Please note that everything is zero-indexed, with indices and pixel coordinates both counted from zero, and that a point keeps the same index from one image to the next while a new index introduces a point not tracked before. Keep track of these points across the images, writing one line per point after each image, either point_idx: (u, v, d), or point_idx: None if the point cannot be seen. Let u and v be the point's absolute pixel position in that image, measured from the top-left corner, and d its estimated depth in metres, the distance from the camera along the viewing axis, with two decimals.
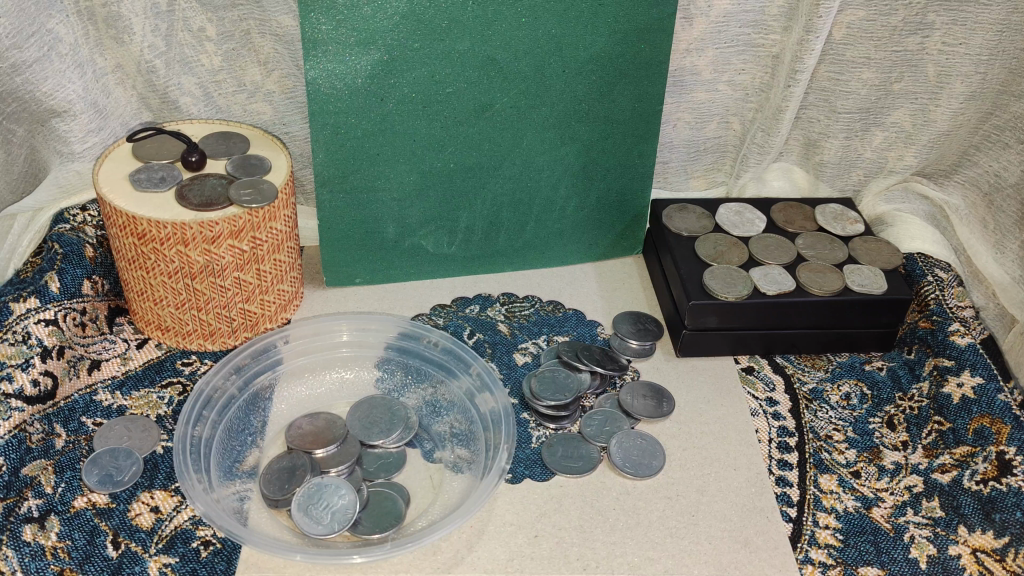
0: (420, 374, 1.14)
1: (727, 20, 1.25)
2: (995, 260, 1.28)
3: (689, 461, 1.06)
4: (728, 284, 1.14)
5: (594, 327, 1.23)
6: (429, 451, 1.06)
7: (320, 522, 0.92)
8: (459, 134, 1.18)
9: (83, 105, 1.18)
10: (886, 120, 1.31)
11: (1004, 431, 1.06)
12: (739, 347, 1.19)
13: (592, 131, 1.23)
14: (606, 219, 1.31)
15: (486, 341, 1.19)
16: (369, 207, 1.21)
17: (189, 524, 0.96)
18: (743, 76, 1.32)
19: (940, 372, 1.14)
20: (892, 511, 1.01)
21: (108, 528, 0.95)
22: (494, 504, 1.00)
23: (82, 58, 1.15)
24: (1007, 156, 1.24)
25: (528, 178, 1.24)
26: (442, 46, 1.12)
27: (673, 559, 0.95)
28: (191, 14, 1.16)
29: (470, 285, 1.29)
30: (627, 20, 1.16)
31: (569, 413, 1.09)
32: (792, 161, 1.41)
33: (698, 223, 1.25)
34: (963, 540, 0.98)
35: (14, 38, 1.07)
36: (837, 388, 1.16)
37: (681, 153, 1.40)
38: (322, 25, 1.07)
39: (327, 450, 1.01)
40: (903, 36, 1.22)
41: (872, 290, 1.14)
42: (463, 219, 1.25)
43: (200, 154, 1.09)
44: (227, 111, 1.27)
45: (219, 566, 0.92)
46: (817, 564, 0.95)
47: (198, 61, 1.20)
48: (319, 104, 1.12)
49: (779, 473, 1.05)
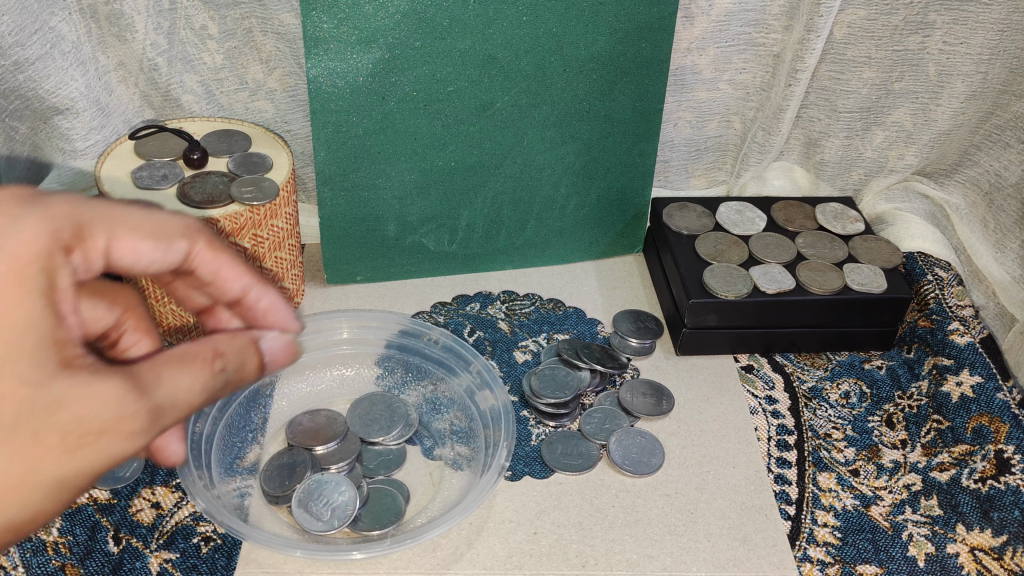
0: (420, 371, 1.14)
1: (727, 19, 1.25)
2: (995, 259, 1.28)
3: (689, 459, 1.06)
4: (728, 282, 1.14)
5: (595, 325, 1.23)
6: (429, 448, 1.07)
7: (320, 518, 0.93)
8: (459, 132, 1.19)
9: (85, 103, 1.18)
10: (886, 119, 1.31)
11: (1003, 429, 1.06)
12: (739, 345, 1.19)
13: (592, 130, 1.23)
14: (607, 218, 1.31)
15: (486, 339, 1.20)
16: (370, 205, 1.22)
17: (190, 520, 0.96)
18: (744, 75, 1.32)
19: (939, 371, 1.14)
20: (890, 509, 1.02)
21: (109, 524, 0.95)
22: (494, 500, 1.00)
23: (85, 56, 1.16)
24: (1007, 155, 1.24)
25: (529, 176, 1.24)
26: (442, 44, 1.12)
27: (672, 556, 0.95)
28: (194, 12, 1.16)
29: (470, 283, 1.29)
30: (627, 19, 1.16)
31: (569, 410, 1.09)
32: (792, 160, 1.41)
33: (698, 222, 1.25)
34: (960, 538, 0.98)
35: (18, 35, 1.08)
36: (837, 386, 1.16)
37: (681, 152, 1.40)
38: (324, 23, 1.08)
39: (327, 447, 1.02)
40: (904, 35, 1.22)
41: (871, 288, 1.15)
42: (463, 217, 1.26)
43: (202, 151, 1.09)
44: (229, 108, 1.27)
45: (220, 562, 0.93)
46: (815, 562, 0.96)
47: (200, 59, 1.21)
48: (320, 102, 1.13)
49: (779, 471, 1.05)
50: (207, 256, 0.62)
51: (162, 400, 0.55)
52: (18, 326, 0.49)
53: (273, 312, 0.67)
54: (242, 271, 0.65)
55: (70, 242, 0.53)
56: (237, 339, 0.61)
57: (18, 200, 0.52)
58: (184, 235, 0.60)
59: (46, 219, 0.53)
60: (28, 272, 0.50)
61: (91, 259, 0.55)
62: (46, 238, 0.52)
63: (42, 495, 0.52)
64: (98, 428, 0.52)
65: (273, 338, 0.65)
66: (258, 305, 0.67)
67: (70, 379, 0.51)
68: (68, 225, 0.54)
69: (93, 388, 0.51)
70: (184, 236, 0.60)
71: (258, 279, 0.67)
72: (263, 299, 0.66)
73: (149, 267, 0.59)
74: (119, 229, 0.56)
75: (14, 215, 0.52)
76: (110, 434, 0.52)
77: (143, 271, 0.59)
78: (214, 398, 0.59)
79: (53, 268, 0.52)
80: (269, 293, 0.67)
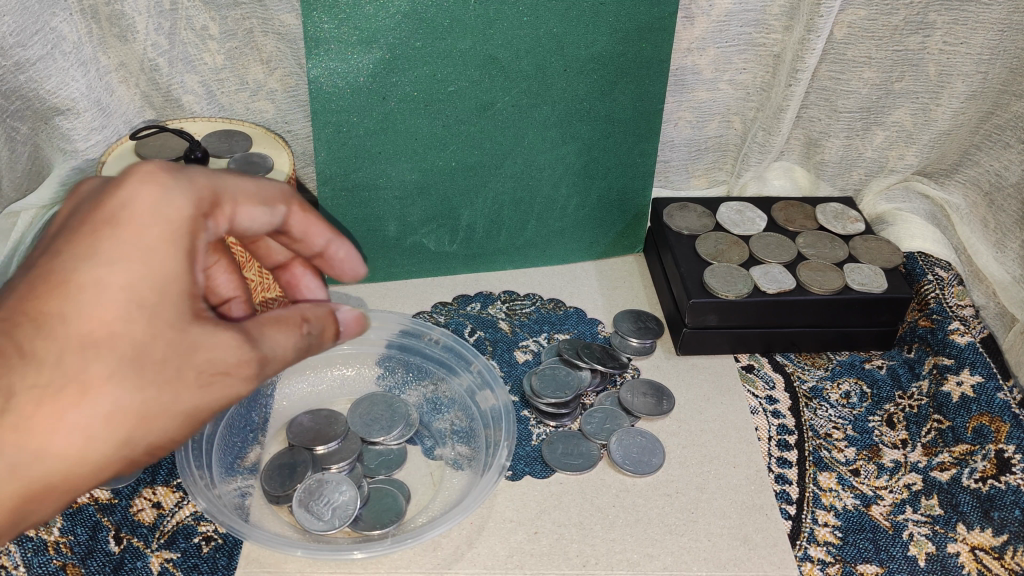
0: (420, 371, 1.14)
1: (728, 20, 1.25)
2: (995, 259, 1.28)
3: (689, 459, 1.06)
4: (728, 282, 1.14)
5: (595, 325, 1.23)
6: (430, 447, 1.07)
7: (320, 518, 0.93)
8: (459, 132, 1.19)
9: (85, 103, 1.19)
10: (886, 119, 1.31)
11: (1004, 429, 1.06)
12: (739, 345, 1.19)
13: (593, 130, 1.23)
14: (607, 218, 1.31)
15: (487, 339, 1.20)
16: (370, 205, 1.22)
17: (190, 519, 0.97)
18: (744, 75, 1.32)
19: (939, 370, 1.14)
20: (891, 509, 1.02)
21: (110, 523, 0.95)
22: (494, 500, 1.00)
23: (85, 56, 1.16)
24: (1008, 155, 1.24)
25: (529, 176, 1.25)
26: (443, 45, 1.12)
27: (673, 556, 0.95)
28: (195, 13, 1.16)
29: (471, 283, 1.29)
30: (628, 19, 1.16)
31: (570, 410, 1.09)
32: (792, 160, 1.41)
33: (698, 222, 1.25)
34: (961, 538, 0.98)
35: (19, 36, 1.09)
36: (837, 386, 1.16)
37: (682, 152, 1.40)
38: (324, 23, 1.08)
39: (328, 447, 1.02)
40: (904, 35, 1.22)
41: (872, 288, 1.15)
42: (464, 217, 1.26)
43: (202, 151, 1.09)
44: (230, 109, 1.27)
45: (221, 562, 0.93)
46: (816, 562, 0.96)
47: (201, 59, 1.21)
48: (321, 102, 1.13)
49: (779, 471, 1.05)
50: (303, 223, 0.74)
51: (267, 354, 0.65)
52: (171, 276, 0.60)
53: (347, 260, 0.80)
54: (326, 233, 0.77)
55: (207, 210, 0.64)
56: (321, 308, 0.71)
57: (168, 171, 0.63)
58: (283, 200, 0.71)
59: (191, 186, 0.63)
60: (178, 232, 0.61)
61: (219, 224, 0.66)
62: (192, 203, 0.63)
63: (176, 424, 0.62)
64: (225, 369, 0.63)
65: (348, 311, 0.75)
66: (336, 256, 0.80)
67: (204, 324, 0.62)
68: (206, 196, 0.64)
69: (214, 338, 0.62)
70: (283, 200, 0.71)
71: (335, 236, 0.78)
72: (339, 251, 0.79)
73: (258, 231, 0.71)
74: (241, 199, 0.67)
75: (166, 182, 0.62)
76: (233, 373, 0.63)
77: (254, 233, 0.71)
78: (308, 353, 0.70)
79: (195, 230, 0.63)
80: (346, 245, 0.79)
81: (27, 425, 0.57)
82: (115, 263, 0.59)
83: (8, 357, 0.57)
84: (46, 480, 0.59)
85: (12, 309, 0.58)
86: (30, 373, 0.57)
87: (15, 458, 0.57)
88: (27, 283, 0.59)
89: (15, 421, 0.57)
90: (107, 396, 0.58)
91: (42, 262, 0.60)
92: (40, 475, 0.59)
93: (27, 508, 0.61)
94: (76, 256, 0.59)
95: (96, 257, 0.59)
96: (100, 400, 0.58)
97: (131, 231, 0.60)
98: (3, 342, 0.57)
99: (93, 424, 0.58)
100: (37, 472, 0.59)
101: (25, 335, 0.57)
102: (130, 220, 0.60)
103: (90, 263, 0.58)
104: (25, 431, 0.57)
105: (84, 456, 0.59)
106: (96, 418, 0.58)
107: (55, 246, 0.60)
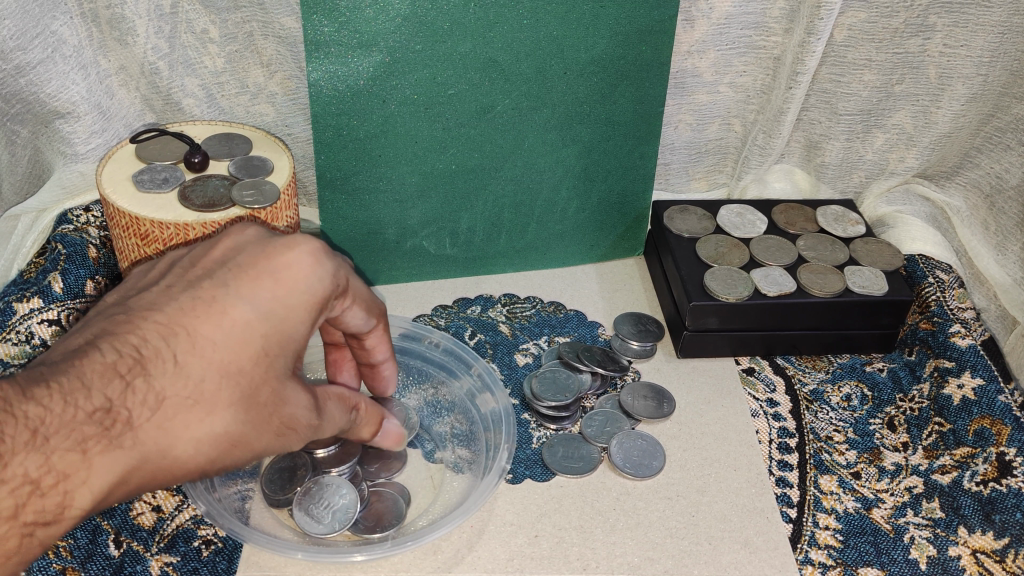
0: (421, 375, 1.14)
1: (728, 22, 1.25)
2: (996, 262, 1.28)
3: (689, 462, 1.06)
4: (728, 285, 1.14)
5: (595, 328, 1.23)
6: (430, 451, 1.06)
7: (320, 521, 0.93)
8: (459, 135, 1.19)
9: (86, 106, 1.18)
10: (887, 122, 1.31)
11: (1004, 432, 1.06)
12: (740, 348, 1.19)
13: (594, 132, 1.23)
14: (608, 220, 1.31)
15: (487, 343, 1.20)
16: (370, 208, 1.22)
17: (190, 523, 0.96)
18: (744, 77, 1.32)
19: (940, 373, 1.14)
20: (892, 511, 1.01)
21: (109, 527, 0.95)
22: (494, 503, 1.00)
23: (85, 59, 1.16)
24: (1009, 158, 1.24)
25: (530, 179, 1.24)
26: (443, 48, 1.12)
27: (673, 560, 0.95)
28: (194, 16, 1.16)
29: (471, 286, 1.29)
30: (628, 21, 1.16)
31: (569, 414, 1.09)
32: (793, 162, 1.40)
33: (699, 225, 1.25)
34: (962, 540, 0.98)
35: (20, 39, 1.08)
36: (838, 389, 1.16)
37: (682, 155, 1.40)
38: (324, 27, 1.08)
39: (327, 449, 1.00)
40: (904, 38, 1.22)
41: (872, 291, 1.14)
42: (464, 220, 1.26)
43: (202, 155, 1.09)
44: (230, 111, 1.27)
45: (221, 565, 0.93)
46: (817, 564, 0.96)
47: (201, 62, 1.21)
48: (321, 106, 1.13)
49: (780, 474, 1.05)
50: (379, 337, 0.90)
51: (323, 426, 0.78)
52: (295, 336, 0.73)
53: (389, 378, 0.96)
54: (389, 353, 0.93)
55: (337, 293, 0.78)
56: (372, 407, 0.86)
57: (324, 250, 0.76)
58: (378, 316, 0.87)
59: (336, 272, 0.76)
60: (316, 304, 0.74)
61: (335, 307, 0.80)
62: (332, 285, 0.76)
63: (249, 459, 0.73)
64: (297, 427, 0.75)
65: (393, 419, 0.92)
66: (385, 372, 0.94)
67: (296, 386, 0.74)
68: (339, 285, 0.78)
69: (297, 407, 0.74)
70: (377, 317, 0.87)
71: (391, 357, 0.94)
72: (388, 371, 0.95)
73: (351, 326, 0.85)
74: (358, 300, 0.83)
75: (322, 262, 0.75)
76: (299, 432, 0.75)
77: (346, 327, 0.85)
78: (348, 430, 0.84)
79: (323, 305, 0.75)
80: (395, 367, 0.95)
81: (161, 427, 0.66)
82: (265, 309, 0.71)
83: (164, 361, 0.67)
84: (155, 480, 0.67)
85: (170, 317, 0.68)
86: (177, 382, 0.67)
87: (144, 456, 0.66)
88: (187, 298, 0.70)
89: (156, 421, 0.66)
90: (222, 419, 0.69)
91: (204, 285, 0.71)
92: (151, 476, 0.67)
93: (127, 498, 0.68)
94: (238, 293, 0.70)
95: (252, 301, 0.71)
96: (217, 421, 0.68)
97: (285, 291, 0.72)
98: (159, 345, 0.67)
99: (204, 438, 0.68)
100: (153, 472, 0.67)
101: (178, 346, 0.67)
102: (287, 280, 0.72)
103: (246, 304, 0.70)
104: (161, 432, 0.66)
105: (187, 465, 0.68)
106: (209, 434, 0.68)
107: (219, 274, 0.72)
